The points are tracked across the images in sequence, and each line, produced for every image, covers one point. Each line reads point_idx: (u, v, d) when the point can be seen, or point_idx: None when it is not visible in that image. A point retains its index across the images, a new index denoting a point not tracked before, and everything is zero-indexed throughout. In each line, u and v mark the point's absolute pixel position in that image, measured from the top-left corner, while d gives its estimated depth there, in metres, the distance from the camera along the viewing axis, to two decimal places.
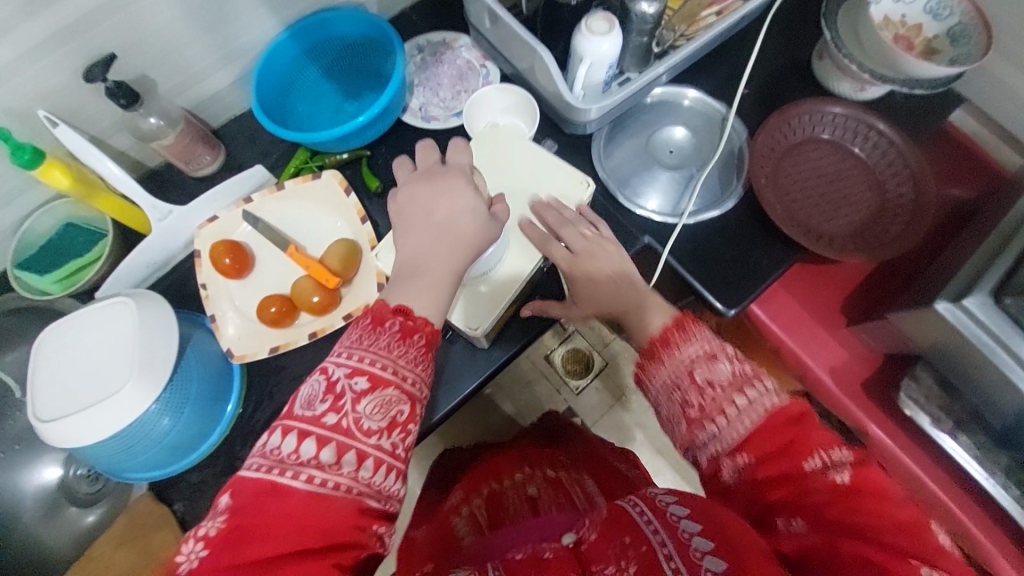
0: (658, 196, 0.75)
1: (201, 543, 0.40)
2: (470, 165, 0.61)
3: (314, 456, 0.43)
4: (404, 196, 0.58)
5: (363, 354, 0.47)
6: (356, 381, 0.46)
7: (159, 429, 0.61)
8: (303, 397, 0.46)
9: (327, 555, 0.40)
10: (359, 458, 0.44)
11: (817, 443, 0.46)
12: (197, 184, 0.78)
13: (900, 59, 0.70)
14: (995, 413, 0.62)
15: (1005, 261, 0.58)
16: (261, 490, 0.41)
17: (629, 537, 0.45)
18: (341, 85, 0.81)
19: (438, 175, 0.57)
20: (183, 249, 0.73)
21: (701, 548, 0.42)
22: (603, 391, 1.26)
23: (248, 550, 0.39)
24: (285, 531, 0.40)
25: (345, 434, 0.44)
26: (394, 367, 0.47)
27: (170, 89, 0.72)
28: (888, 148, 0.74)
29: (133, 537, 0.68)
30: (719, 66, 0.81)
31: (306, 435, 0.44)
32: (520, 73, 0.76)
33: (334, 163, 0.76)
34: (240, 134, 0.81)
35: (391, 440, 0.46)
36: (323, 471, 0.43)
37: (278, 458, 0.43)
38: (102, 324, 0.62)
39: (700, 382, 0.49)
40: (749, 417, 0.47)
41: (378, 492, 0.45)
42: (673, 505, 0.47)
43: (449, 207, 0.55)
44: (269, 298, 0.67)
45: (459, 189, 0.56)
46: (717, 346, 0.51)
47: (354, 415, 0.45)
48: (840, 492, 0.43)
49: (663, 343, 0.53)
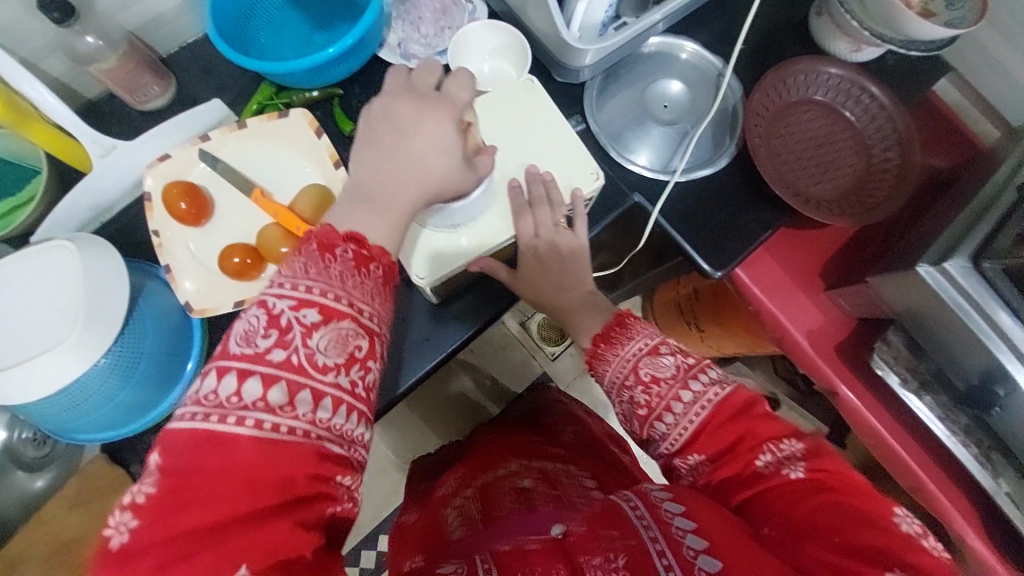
0: (650, 153, 0.73)
1: (132, 511, 0.35)
2: (470, 103, 0.52)
3: (260, 397, 0.39)
4: (382, 109, 0.50)
5: (310, 285, 0.42)
6: (304, 314, 0.41)
7: (111, 385, 0.57)
8: (240, 334, 0.41)
9: (291, 511, 0.38)
10: (315, 397, 0.41)
11: (764, 435, 0.48)
12: (143, 119, 0.69)
13: (901, 17, 0.68)
14: (957, 372, 0.64)
15: (982, 228, 0.59)
16: (201, 444, 0.37)
17: (617, 532, 0.46)
18: (310, 14, 0.72)
19: (423, 99, 0.50)
20: (130, 192, 0.66)
21: (683, 527, 0.44)
22: (577, 356, 1.28)
23: (190, 515, 0.36)
24: (236, 487, 0.37)
25: (297, 371, 0.40)
26: (349, 299, 0.43)
27: (109, 5, 0.63)
28: (879, 112, 0.74)
29: (91, 499, 0.65)
30: (717, 17, 0.78)
31: (248, 374, 0.39)
32: (509, 11, 0.71)
33: (303, 101, 0.69)
34: (193, 63, 0.72)
35: (349, 376, 0.43)
36: (272, 415, 0.39)
37: (216, 403, 0.38)
38: (38, 271, 0.56)
39: (645, 378, 0.52)
40: (698, 408, 0.50)
41: (341, 436, 0.42)
42: (667, 501, 0.47)
43: (425, 137, 0.48)
44: (233, 248, 0.62)
45: (441, 121, 0.49)
46: (661, 340, 0.54)
47: (306, 351, 0.41)
48: (795, 490, 0.45)
49: (608, 341, 0.56)
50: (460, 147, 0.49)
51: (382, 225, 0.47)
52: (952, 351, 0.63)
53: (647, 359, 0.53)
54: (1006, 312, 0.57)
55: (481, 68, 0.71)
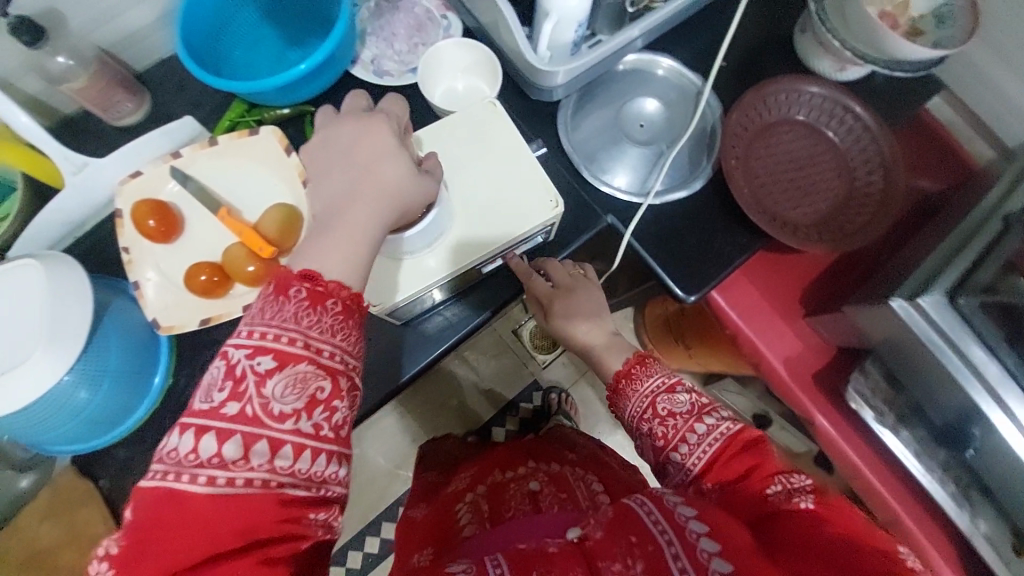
0: (626, 173, 0.71)
1: (105, 562, 0.34)
2: (407, 122, 0.50)
3: (216, 453, 0.36)
4: (322, 140, 0.47)
5: (264, 330, 0.39)
6: (259, 361, 0.38)
7: (76, 402, 0.56)
8: (200, 388, 0.38)
9: (253, 551, 0.35)
10: (273, 447, 0.37)
11: (776, 468, 0.46)
12: (117, 135, 0.70)
13: (885, 39, 0.67)
14: (935, 408, 0.63)
15: (959, 265, 0.58)
16: (158, 500, 0.35)
17: (635, 536, 0.38)
18: (285, 30, 0.73)
19: (359, 119, 0.47)
20: (102, 208, 0.66)
21: (697, 530, 0.38)
22: (569, 365, 1.25)
23: (153, 565, 0.33)
24: (198, 539, 0.34)
25: (252, 422, 0.37)
26: (304, 340, 0.39)
27: (82, 24, 0.63)
28: (863, 134, 0.71)
29: (61, 506, 0.67)
30: (696, 35, 0.76)
31: (204, 431, 0.36)
32: (482, 29, 0.70)
33: (274, 118, 0.69)
34: (168, 79, 0.72)
35: (312, 421, 0.39)
36: (227, 470, 0.36)
37: (174, 462, 0.36)
38: (1, 287, 0.55)
39: (662, 412, 0.53)
40: (709, 442, 0.50)
41: (309, 480, 0.38)
42: (681, 505, 0.40)
43: (370, 155, 0.45)
44: (199, 265, 0.60)
45: (383, 134, 0.46)
46: (676, 379, 0.55)
47: (261, 401, 0.37)
48: (807, 517, 0.41)
49: (628, 377, 0.57)
50: (406, 155, 0.46)
51: (336, 248, 0.42)
52: (929, 387, 0.61)
53: (663, 394, 0.54)
54: (981, 348, 0.56)
55: (454, 85, 0.72)
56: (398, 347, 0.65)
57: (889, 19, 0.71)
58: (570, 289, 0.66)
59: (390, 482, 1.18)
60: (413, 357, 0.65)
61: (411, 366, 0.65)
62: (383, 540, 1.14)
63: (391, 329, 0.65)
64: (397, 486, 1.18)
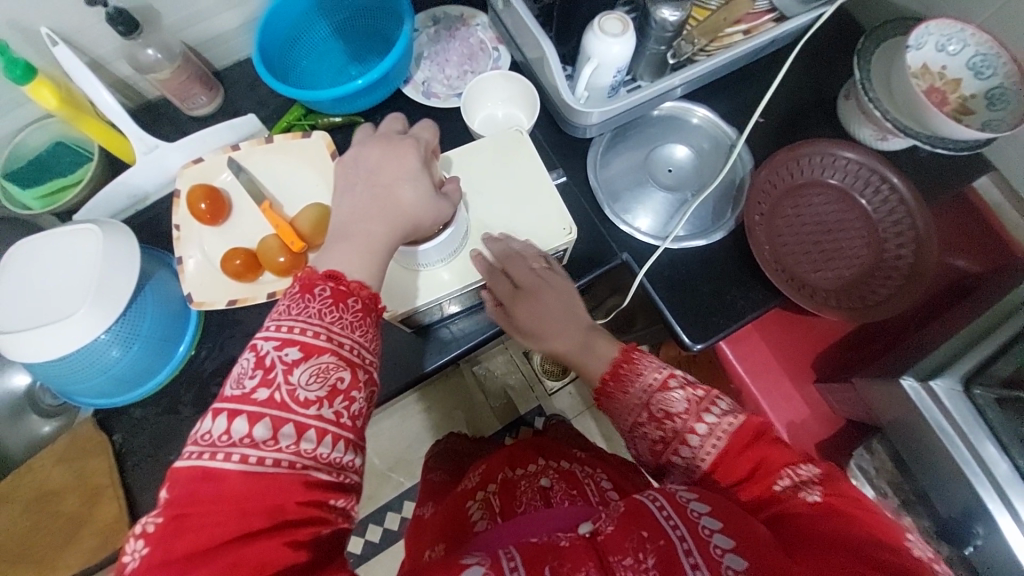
0: (648, 216, 0.73)
1: (142, 540, 0.34)
2: (433, 146, 0.52)
3: (247, 434, 0.37)
4: (352, 156, 0.50)
5: (291, 324, 0.41)
6: (286, 352, 0.40)
7: (108, 359, 0.61)
8: (231, 378, 0.40)
9: (280, 532, 0.35)
10: (299, 431, 0.39)
11: (781, 460, 0.46)
12: (189, 122, 0.77)
13: (929, 114, 0.65)
14: (941, 500, 0.60)
15: (977, 354, 0.58)
16: (192, 479, 0.36)
17: (647, 531, 0.39)
18: (349, 46, 0.80)
19: (387, 140, 0.50)
20: (163, 187, 0.73)
21: (709, 526, 0.39)
22: (575, 396, 1.25)
23: (185, 542, 0.34)
24: (227, 517, 0.35)
25: (280, 407, 0.39)
26: (327, 334, 0.42)
27: (175, 23, 0.71)
28: (898, 205, 0.69)
29: (72, 456, 0.69)
30: (736, 91, 0.78)
31: (237, 414, 0.38)
32: (528, 63, 0.74)
33: (326, 125, 0.75)
34: (241, 78, 0.80)
35: (333, 408, 0.40)
36: (257, 449, 0.37)
37: (208, 443, 0.37)
38: (63, 246, 0.62)
39: (656, 413, 0.52)
40: (714, 439, 0.49)
41: (328, 464, 0.40)
42: (693, 500, 0.41)
43: (393, 176, 0.48)
44: (234, 250, 0.65)
45: (408, 158, 0.49)
46: (669, 374, 0.54)
47: (288, 387, 0.39)
48: (813, 513, 0.41)
49: (616, 379, 0.56)
50: (427, 178, 0.49)
51: (355, 257, 0.45)
52: (938, 477, 0.59)
53: (658, 395, 0.53)
54: (994, 445, 0.56)
55: (494, 112, 0.76)
56: (403, 351, 0.68)
57: (937, 95, 0.70)
58: (535, 291, 0.60)
59: (382, 483, 1.19)
60: (416, 363, 0.67)
61: (413, 371, 0.67)
62: (367, 539, 1.15)
63: (400, 333, 0.68)
64: (388, 488, 1.19)
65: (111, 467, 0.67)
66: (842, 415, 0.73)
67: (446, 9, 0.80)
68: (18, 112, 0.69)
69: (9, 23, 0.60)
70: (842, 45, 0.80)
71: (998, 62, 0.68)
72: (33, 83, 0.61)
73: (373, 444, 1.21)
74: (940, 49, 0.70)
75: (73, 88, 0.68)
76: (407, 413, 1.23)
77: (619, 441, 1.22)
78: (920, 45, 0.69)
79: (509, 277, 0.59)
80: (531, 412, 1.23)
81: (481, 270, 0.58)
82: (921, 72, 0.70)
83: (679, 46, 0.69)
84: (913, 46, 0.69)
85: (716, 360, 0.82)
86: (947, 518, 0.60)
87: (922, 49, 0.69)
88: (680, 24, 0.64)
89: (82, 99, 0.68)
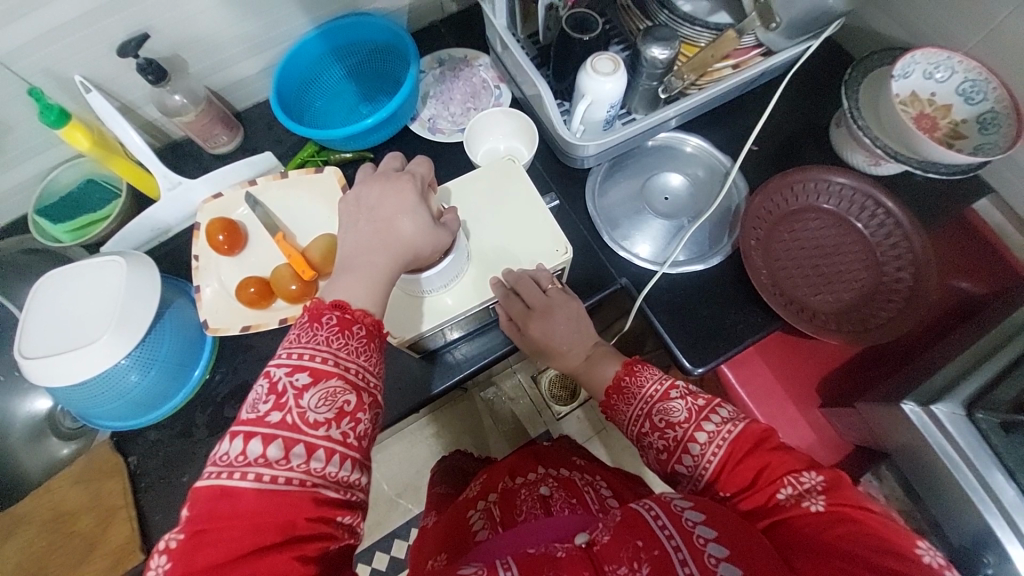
0: (647, 242, 0.74)
1: (165, 555, 0.36)
2: (428, 179, 0.55)
3: (261, 454, 0.39)
4: (354, 194, 0.53)
5: (301, 351, 0.43)
6: (296, 377, 0.42)
7: (126, 383, 0.64)
8: (246, 403, 0.42)
9: (290, 547, 0.37)
10: (308, 451, 0.40)
11: (784, 468, 0.46)
12: (211, 160, 0.83)
13: (916, 139, 0.67)
14: (953, 528, 0.59)
15: (971, 383, 0.58)
16: (209, 497, 0.38)
17: (642, 540, 0.39)
18: (360, 87, 0.85)
19: (386, 177, 0.53)
20: (185, 220, 0.78)
21: (704, 535, 0.39)
22: (584, 420, 1.24)
23: (204, 556, 0.36)
24: (240, 531, 0.37)
25: (290, 428, 0.40)
26: (334, 359, 0.44)
27: (200, 70, 0.77)
28: (894, 228, 0.69)
29: (89, 478, 0.71)
30: (729, 121, 0.81)
31: (251, 435, 0.40)
32: (527, 100, 0.78)
33: (338, 160, 0.79)
34: (260, 118, 0.86)
35: (341, 429, 0.42)
36: (270, 469, 0.39)
37: (225, 463, 0.39)
38: (90, 277, 0.65)
39: (659, 422, 0.53)
40: (714, 447, 0.49)
41: (336, 483, 0.41)
42: (688, 509, 0.41)
43: (392, 210, 0.51)
44: (249, 279, 0.68)
45: (406, 192, 0.52)
46: (670, 384, 0.54)
47: (298, 410, 0.41)
48: (815, 521, 0.42)
49: (619, 392, 0.57)
50: (425, 212, 0.52)
51: (359, 286, 0.48)
52: (945, 502, 0.59)
53: (658, 405, 0.53)
54: (1001, 471, 0.55)
55: (496, 145, 0.81)
56: (407, 375, 0.70)
57: (926, 121, 0.72)
58: (547, 312, 0.61)
59: (389, 509, 1.19)
60: (419, 387, 0.69)
61: (415, 395, 0.69)
62: (373, 568, 1.14)
63: (404, 357, 0.70)
64: (395, 515, 1.18)
65: (125, 489, 0.69)
66: (849, 440, 0.73)
67: (451, 51, 0.86)
68: (53, 151, 0.75)
69: (49, 72, 0.66)
70: (833, 75, 0.83)
71: (988, 87, 0.69)
72: (67, 127, 0.66)
73: (382, 469, 1.21)
74: (929, 77, 0.72)
75: (104, 130, 0.74)
76: (415, 438, 1.24)
77: (629, 467, 1.20)
78: (907, 74, 0.71)
79: (521, 298, 0.61)
80: (539, 438, 1.22)
81: (498, 293, 0.61)
82: (909, 100, 0.72)
83: (670, 82, 0.72)
84: (900, 76, 0.71)
85: (720, 383, 0.82)
86: (958, 547, 0.58)
87: (909, 77, 0.71)
88: (671, 62, 0.67)
89: (113, 141, 0.73)
